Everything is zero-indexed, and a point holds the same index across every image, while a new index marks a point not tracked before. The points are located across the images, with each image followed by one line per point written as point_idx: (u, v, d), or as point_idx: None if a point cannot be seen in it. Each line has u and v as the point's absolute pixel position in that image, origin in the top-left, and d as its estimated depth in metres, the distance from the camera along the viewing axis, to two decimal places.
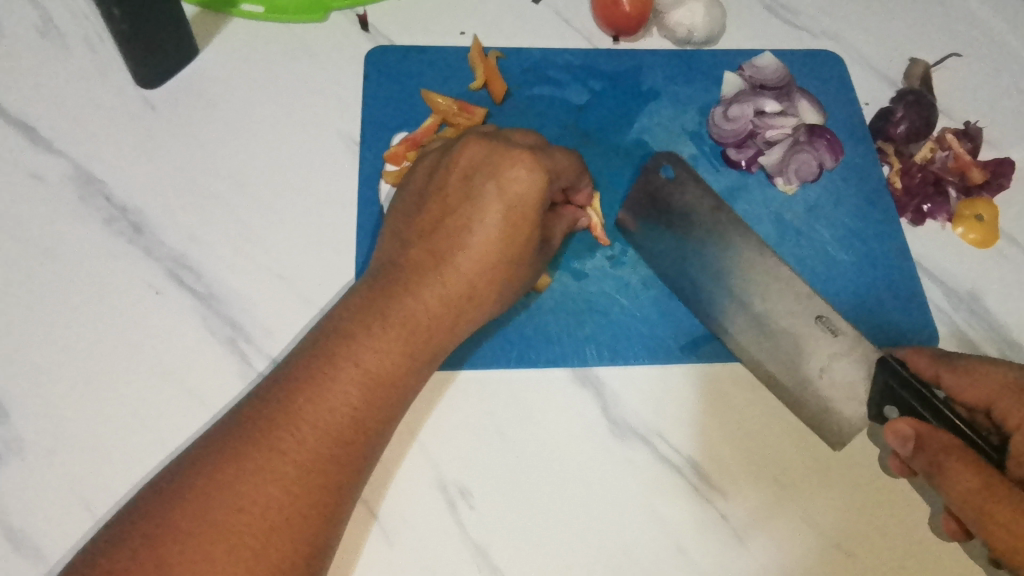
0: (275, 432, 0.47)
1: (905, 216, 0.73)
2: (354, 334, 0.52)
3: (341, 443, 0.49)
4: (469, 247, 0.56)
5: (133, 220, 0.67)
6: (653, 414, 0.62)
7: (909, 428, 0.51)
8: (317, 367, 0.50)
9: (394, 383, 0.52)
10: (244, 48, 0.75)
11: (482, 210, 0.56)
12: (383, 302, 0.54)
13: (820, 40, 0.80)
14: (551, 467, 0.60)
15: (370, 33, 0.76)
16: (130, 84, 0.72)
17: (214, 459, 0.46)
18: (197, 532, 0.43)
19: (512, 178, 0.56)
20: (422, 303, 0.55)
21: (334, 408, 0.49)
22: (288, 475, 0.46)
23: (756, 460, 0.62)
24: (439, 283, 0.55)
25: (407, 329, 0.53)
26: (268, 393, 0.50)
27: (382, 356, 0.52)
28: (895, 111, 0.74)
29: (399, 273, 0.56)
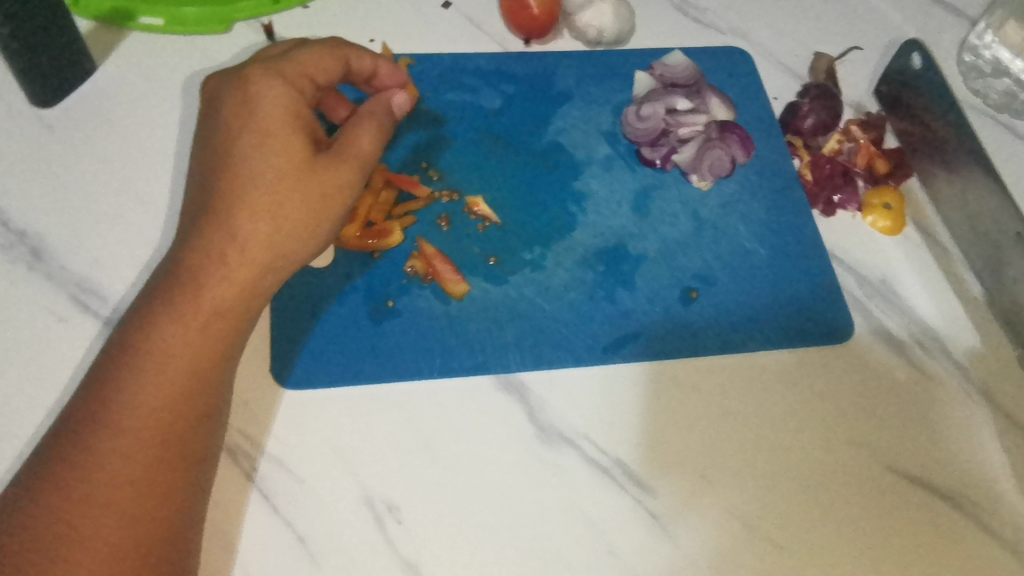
0: (82, 442, 0.47)
1: (817, 207, 0.75)
2: (158, 316, 0.51)
3: (162, 426, 0.49)
4: (245, 194, 0.53)
5: (33, 246, 0.64)
6: (579, 416, 0.63)
7: None
8: (107, 378, 0.49)
9: (202, 352, 0.51)
10: (146, 62, 0.72)
11: (248, 146, 0.54)
12: (166, 286, 0.52)
13: (728, 37, 0.82)
14: (478, 477, 0.59)
15: (276, 42, 0.75)
16: (23, 103, 0.69)
17: (32, 488, 0.46)
18: (39, 561, 0.44)
19: (255, 94, 0.54)
20: (207, 277, 0.52)
21: (138, 393, 0.49)
22: (115, 472, 0.47)
23: (679, 456, 0.62)
24: (218, 245, 0.52)
25: (203, 301, 0.52)
26: (71, 411, 0.49)
27: (175, 333, 0.51)
28: (801, 105, 0.77)
29: (195, 240, 0.53)
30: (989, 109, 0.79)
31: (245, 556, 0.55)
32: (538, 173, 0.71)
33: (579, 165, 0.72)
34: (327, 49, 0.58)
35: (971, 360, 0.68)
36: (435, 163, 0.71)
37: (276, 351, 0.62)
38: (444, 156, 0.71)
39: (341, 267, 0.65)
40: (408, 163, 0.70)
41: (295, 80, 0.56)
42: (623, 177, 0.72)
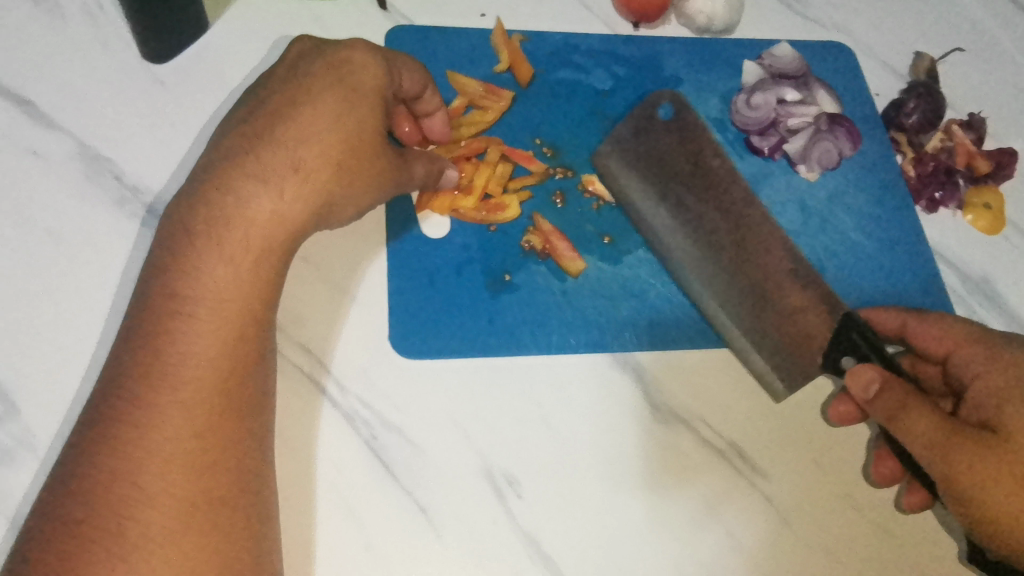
0: (131, 396, 0.43)
1: (920, 203, 0.74)
2: (200, 257, 0.46)
3: (216, 380, 0.44)
4: (308, 137, 0.50)
5: (146, 201, 0.62)
6: (693, 398, 0.62)
7: (876, 374, 0.53)
8: (152, 330, 0.44)
9: (250, 299, 0.47)
10: (257, 22, 0.71)
11: (318, 97, 0.51)
12: (204, 219, 0.47)
13: (830, 33, 0.82)
14: (595, 454, 0.59)
15: (388, 12, 0.74)
16: (133, 56, 0.67)
17: (87, 447, 0.42)
18: (112, 523, 0.40)
19: (346, 59, 0.53)
20: (254, 205, 0.48)
21: (185, 341, 0.44)
22: (174, 426, 0.42)
23: (794, 442, 0.62)
24: (267, 176, 0.49)
25: (248, 234, 0.47)
26: (117, 369, 0.44)
27: (219, 270, 0.46)
28: (907, 102, 0.77)
29: (233, 165, 0.49)
30: None
31: (365, 524, 0.54)
32: None
33: None
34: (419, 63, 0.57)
35: None
36: (549, 140, 0.70)
37: (394, 317, 0.61)
38: (558, 132, 0.71)
39: (458, 238, 0.64)
40: (522, 140, 0.70)
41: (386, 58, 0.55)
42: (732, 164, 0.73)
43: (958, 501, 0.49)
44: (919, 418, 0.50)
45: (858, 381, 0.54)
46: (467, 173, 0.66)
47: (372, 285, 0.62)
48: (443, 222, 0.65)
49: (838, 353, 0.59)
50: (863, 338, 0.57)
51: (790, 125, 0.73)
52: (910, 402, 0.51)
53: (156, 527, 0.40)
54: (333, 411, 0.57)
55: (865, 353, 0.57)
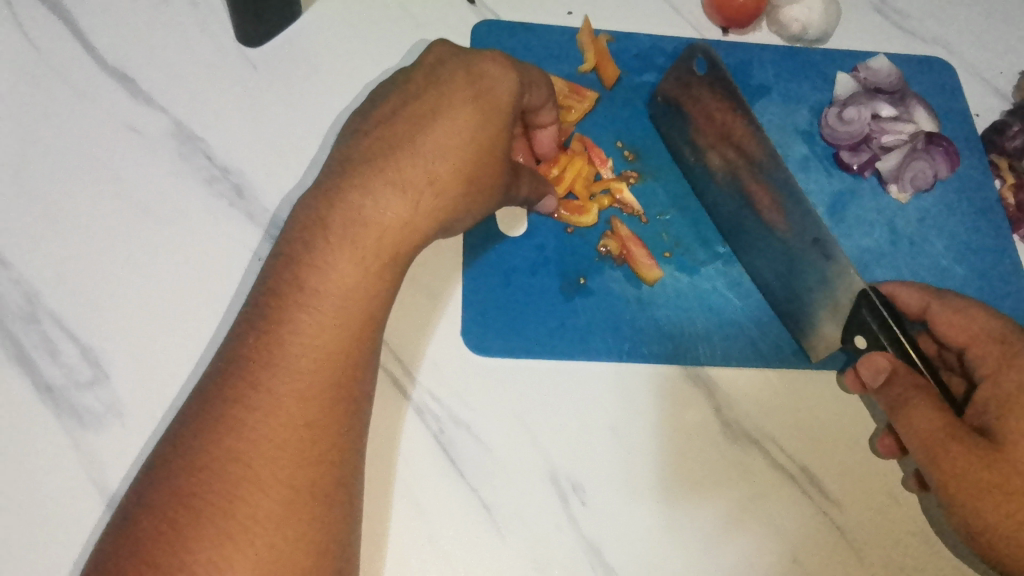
0: (253, 379, 0.44)
1: (1019, 233, 0.71)
2: (325, 257, 0.47)
3: (327, 373, 0.45)
4: (441, 150, 0.50)
5: (234, 182, 0.63)
6: (768, 418, 0.60)
7: (886, 362, 0.53)
8: (276, 318, 0.45)
9: (372, 301, 0.47)
10: (349, 10, 0.71)
11: (451, 107, 0.51)
12: (338, 216, 0.48)
13: (930, 47, 0.78)
14: (663, 469, 0.58)
15: (477, 6, 0.74)
16: (228, 37, 0.68)
17: (208, 423, 0.43)
18: (219, 501, 0.40)
19: (483, 71, 0.52)
20: (387, 210, 0.48)
21: (309, 332, 0.45)
22: (291, 414, 0.43)
23: (870, 472, 0.59)
24: (404, 180, 0.49)
25: (378, 234, 0.48)
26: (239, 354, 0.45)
27: (348, 273, 0.47)
28: (1011, 125, 0.73)
29: (363, 172, 0.49)
30: None
31: (432, 519, 0.54)
32: None
33: None
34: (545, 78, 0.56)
35: None
36: (630, 143, 0.69)
37: (467, 314, 0.61)
38: (640, 137, 0.70)
39: (536, 238, 0.64)
40: (605, 142, 0.69)
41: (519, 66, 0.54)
42: (819, 180, 0.71)
43: (949, 505, 0.48)
44: (921, 412, 0.49)
45: (869, 367, 0.53)
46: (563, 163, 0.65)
47: (449, 280, 0.62)
48: (521, 219, 0.64)
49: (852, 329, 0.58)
50: (873, 319, 0.55)
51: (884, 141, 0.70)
52: (916, 395, 0.50)
53: (264, 510, 0.41)
54: (404, 403, 0.57)
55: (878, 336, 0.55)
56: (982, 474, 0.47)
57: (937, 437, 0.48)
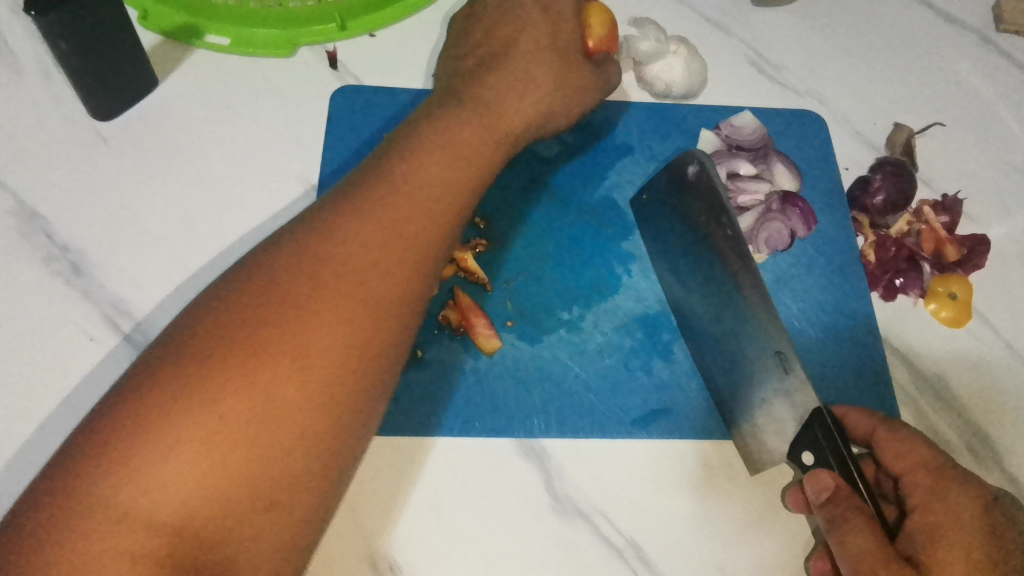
0: (225, 357, 0.43)
1: (876, 289, 0.70)
2: (300, 272, 0.47)
3: (294, 388, 0.43)
4: (441, 150, 0.55)
5: (73, 261, 0.64)
6: (600, 491, 0.60)
7: (830, 481, 0.52)
8: (220, 341, 0.44)
9: (355, 326, 0.46)
10: (207, 81, 0.72)
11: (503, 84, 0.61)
12: (313, 240, 0.48)
13: (803, 99, 0.78)
14: (488, 547, 0.58)
15: (338, 71, 0.74)
16: (80, 113, 0.69)
17: (174, 391, 0.42)
18: (73, 530, 0.39)
19: (519, 47, 0.63)
20: (358, 241, 0.49)
21: (303, 324, 0.45)
22: (253, 408, 0.42)
23: (699, 546, 0.59)
24: (388, 203, 0.51)
25: (343, 269, 0.47)
26: (215, 305, 0.46)
27: (328, 299, 0.46)
28: (873, 179, 0.73)
29: (339, 209, 0.50)
30: None
31: None
32: (584, 228, 0.69)
33: (629, 223, 0.70)
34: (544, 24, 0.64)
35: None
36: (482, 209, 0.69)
37: None
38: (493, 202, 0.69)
39: None
40: None
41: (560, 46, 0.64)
42: None
43: None
44: (858, 536, 0.49)
45: (813, 484, 0.53)
46: None
47: None
48: None
49: (799, 444, 0.58)
50: (824, 436, 0.56)
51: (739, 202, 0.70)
52: (855, 518, 0.50)
53: (139, 534, 0.39)
54: None
55: (825, 453, 0.56)
56: None
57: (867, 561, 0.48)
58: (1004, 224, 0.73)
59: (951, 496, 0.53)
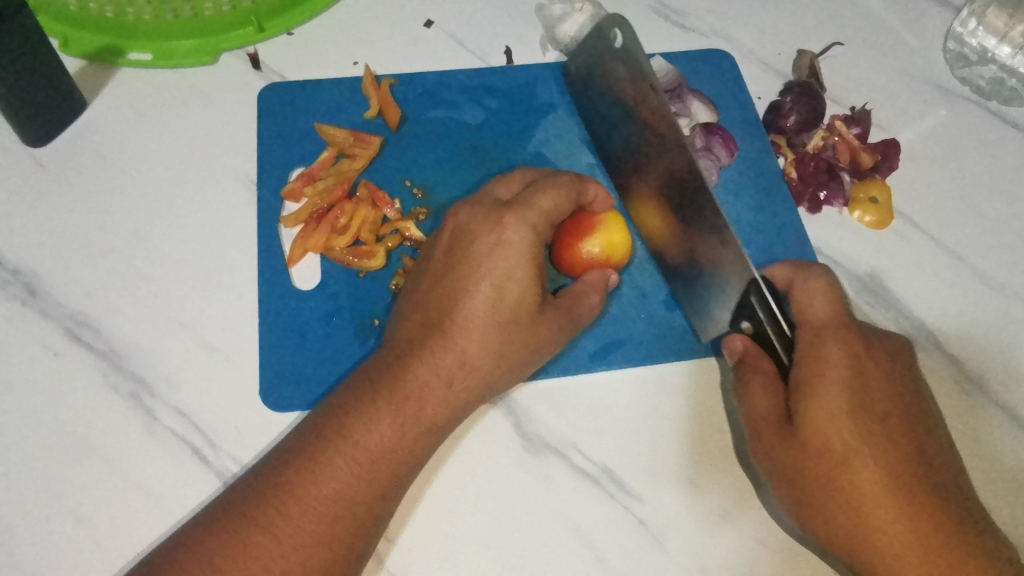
0: (262, 507, 0.49)
1: (802, 205, 0.74)
2: (315, 463, 0.50)
3: (302, 553, 0.48)
4: (464, 352, 0.55)
5: (27, 282, 0.65)
6: (567, 425, 0.63)
7: (740, 346, 0.59)
8: (248, 513, 0.49)
9: (358, 499, 0.50)
10: (136, 96, 0.74)
11: (497, 269, 0.56)
12: (328, 429, 0.52)
13: (709, 40, 0.82)
14: (469, 492, 0.60)
15: (262, 71, 0.76)
16: (14, 142, 0.70)
17: (197, 542, 0.48)
18: None
19: (502, 241, 0.56)
20: (373, 428, 0.52)
21: (320, 484, 0.50)
22: (270, 559, 0.47)
23: (668, 461, 0.62)
24: (402, 410, 0.53)
25: (357, 460, 0.51)
26: (245, 483, 0.51)
27: (338, 476, 0.50)
28: (784, 103, 0.76)
29: (358, 391, 0.54)
30: (979, 97, 0.79)
31: None
32: None
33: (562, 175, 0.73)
34: (561, 189, 0.59)
35: (962, 354, 0.68)
36: (419, 181, 0.72)
37: (265, 370, 0.63)
38: (429, 174, 0.72)
39: (329, 287, 0.66)
40: (393, 184, 0.72)
41: (548, 215, 0.58)
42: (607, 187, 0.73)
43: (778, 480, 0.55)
44: (757, 395, 0.57)
45: (727, 350, 0.60)
46: (348, 212, 0.68)
47: (243, 345, 0.64)
48: (312, 274, 0.67)
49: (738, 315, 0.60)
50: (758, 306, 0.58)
51: None
52: (755, 379, 0.57)
53: None
54: (206, 472, 0.59)
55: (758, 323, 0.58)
56: (794, 460, 0.53)
57: (761, 419, 0.56)
58: (911, 129, 0.78)
59: (831, 348, 0.55)
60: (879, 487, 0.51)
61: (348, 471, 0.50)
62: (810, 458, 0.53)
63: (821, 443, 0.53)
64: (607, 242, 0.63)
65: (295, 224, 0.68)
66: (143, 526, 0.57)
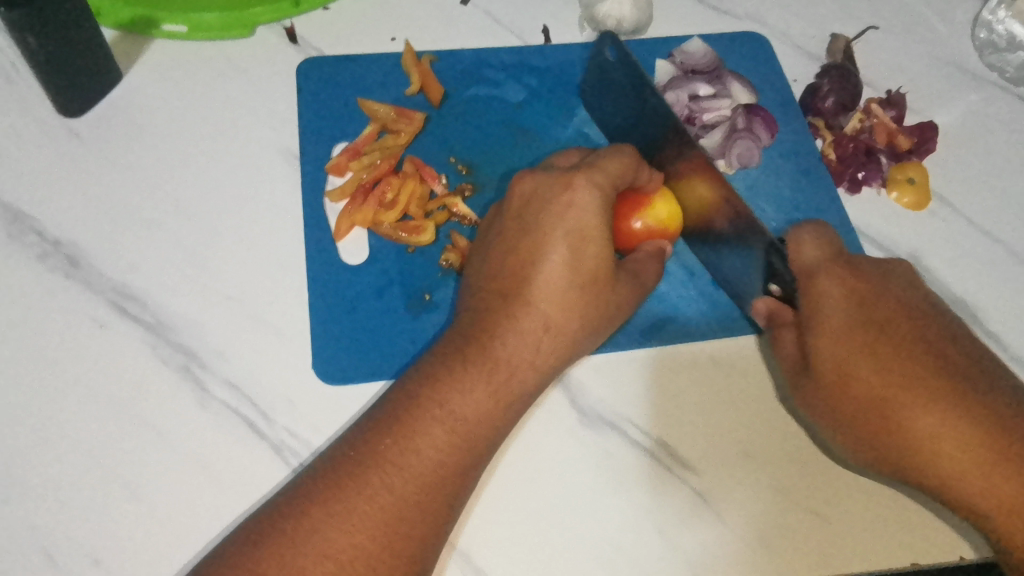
0: (361, 476, 0.49)
1: (842, 185, 0.75)
2: (410, 428, 0.51)
3: (402, 517, 0.48)
4: (550, 316, 0.55)
5: (68, 253, 0.63)
6: (622, 401, 0.63)
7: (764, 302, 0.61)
8: (343, 479, 0.49)
9: (452, 465, 0.51)
10: (171, 68, 0.72)
11: (573, 228, 0.56)
12: (418, 398, 0.52)
13: (745, 23, 0.82)
14: (527, 470, 0.59)
15: (299, 44, 0.75)
16: (49, 111, 0.68)
17: (300, 504, 0.48)
18: None
19: (573, 202, 0.57)
20: (463, 396, 0.52)
21: (419, 452, 0.50)
22: (371, 523, 0.48)
23: (725, 433, 0.62)
24: (493, 378, 0.54)
25: (451, 425, 0.51)
26: (334, 454, 0.51)
27: (434, 442, 0.51)
28: (821, 85, 0.77)
29: (443, 361, 0.54)
30: (1008, 84, 0.81)
31: None
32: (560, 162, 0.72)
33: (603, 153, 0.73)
34: (624, 156, 0.60)
35: (1003, 332, 0.69)
36: (464, 157, 0.71)
37: (316, 342, 0.62)
38: (472, 150, 0.72)
39: (378, 262, 0.65)
40: (438, 159, 0.71)
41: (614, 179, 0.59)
42: None
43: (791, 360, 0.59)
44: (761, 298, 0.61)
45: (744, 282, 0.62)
46: (392, 187, 0.68)
47: (293, 319, 0.63)
48: (359, 249, 0.66)
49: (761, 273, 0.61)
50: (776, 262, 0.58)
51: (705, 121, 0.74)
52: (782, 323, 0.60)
53: None
54: (262, 445, 0.58)
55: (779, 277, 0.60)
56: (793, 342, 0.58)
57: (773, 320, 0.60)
58: (944, 113, 0.79)
59: (835, 296, 0.56)
60: (936, 423, 0.51)
61: (442, 436, 0.51)
62: (853, 408, 0.55)
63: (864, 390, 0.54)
64: (656, 218, 0.64)
65: (341, 198, 0.67)
66: (200, 498, 0.56)
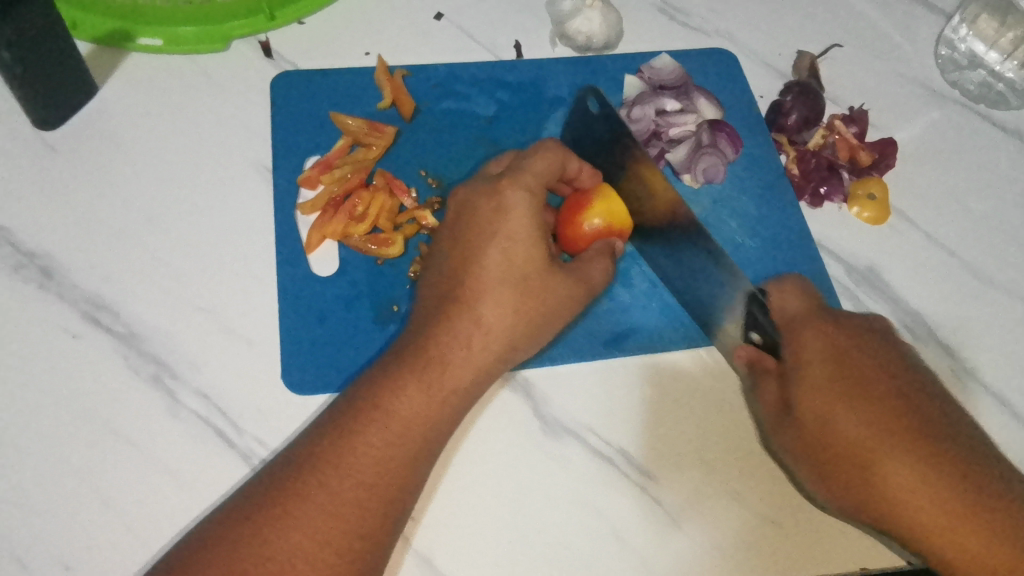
0: (310, 479, 0.51)
1: (803, 199, 0.77)
2: (352, 429, 0.53)
3: (345, 516, 0.50)
4: (484, 316, 0.57)
5: (42, 265, 0.64)
6: (584, 409, 0.64)
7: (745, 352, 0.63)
8: (294, 483, 0.50)
9: (394, 464, 0.52)
10: (147, 81, 0.73)
11: (504, 230, 0.59)
12: (361, 402, 0.54)
13: (713, 39, 0.84)
14: (489, 477, 0.61)
15: (274, 58, 0.76)
16: (25, 124, 0.69)
17: (248, 507, 0.50)
18: None
19: (502, 205, 0.59)
20: (402, 396, 0.54)
21: (359, 451, 0.52)
22: (318, 523, 0.49)
23: (681, 441, 0.64)
24: (427, 377, 0.55)
25: (392, 426, 0.53)
26: (289, 459, 0.52)
27: (373, 442, 0.52)
28: (785, 102, 0.79)
29: (385, 366, 0.56)
30: (968, 101, 0.83)
31: None
32: None
33: None
34: (550, 154, 0.62)
35: (958, 344, 0.71)
36: (434, 171, 0.73)
37: (285, 352, 0.63)
38: (443, 164, 0.73)
39: (347, 273, 0.67)
40: (408, 172, 0.72)
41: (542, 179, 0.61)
42: None
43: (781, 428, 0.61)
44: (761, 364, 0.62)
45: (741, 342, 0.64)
46: (362, 199, 0.69)
47: (263, 330, 0.64)
48: (329, 260, 0.67)
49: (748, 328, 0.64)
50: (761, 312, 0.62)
51: (673, 135, 0.75)
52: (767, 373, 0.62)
53: None
54: (230, 453, 0.59)
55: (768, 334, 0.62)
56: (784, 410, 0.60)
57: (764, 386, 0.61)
58: (906, 129, 0.81)
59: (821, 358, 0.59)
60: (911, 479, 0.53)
61: (380, 435, 0.53)
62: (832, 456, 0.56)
63: (847, 448, 0.55)
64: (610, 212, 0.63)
65: (312, 211, 0.69)
66: (169, 505, 0.57)
